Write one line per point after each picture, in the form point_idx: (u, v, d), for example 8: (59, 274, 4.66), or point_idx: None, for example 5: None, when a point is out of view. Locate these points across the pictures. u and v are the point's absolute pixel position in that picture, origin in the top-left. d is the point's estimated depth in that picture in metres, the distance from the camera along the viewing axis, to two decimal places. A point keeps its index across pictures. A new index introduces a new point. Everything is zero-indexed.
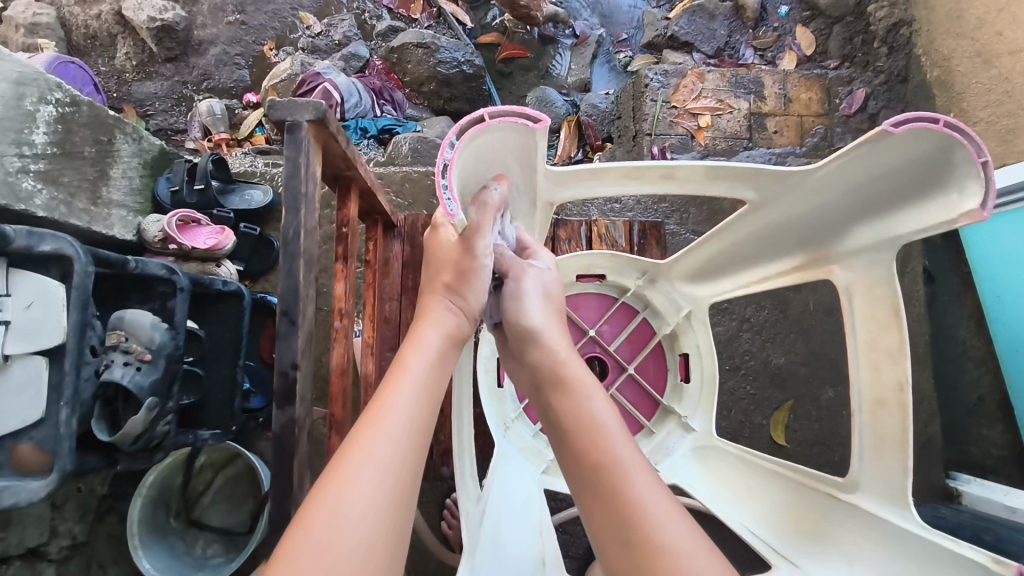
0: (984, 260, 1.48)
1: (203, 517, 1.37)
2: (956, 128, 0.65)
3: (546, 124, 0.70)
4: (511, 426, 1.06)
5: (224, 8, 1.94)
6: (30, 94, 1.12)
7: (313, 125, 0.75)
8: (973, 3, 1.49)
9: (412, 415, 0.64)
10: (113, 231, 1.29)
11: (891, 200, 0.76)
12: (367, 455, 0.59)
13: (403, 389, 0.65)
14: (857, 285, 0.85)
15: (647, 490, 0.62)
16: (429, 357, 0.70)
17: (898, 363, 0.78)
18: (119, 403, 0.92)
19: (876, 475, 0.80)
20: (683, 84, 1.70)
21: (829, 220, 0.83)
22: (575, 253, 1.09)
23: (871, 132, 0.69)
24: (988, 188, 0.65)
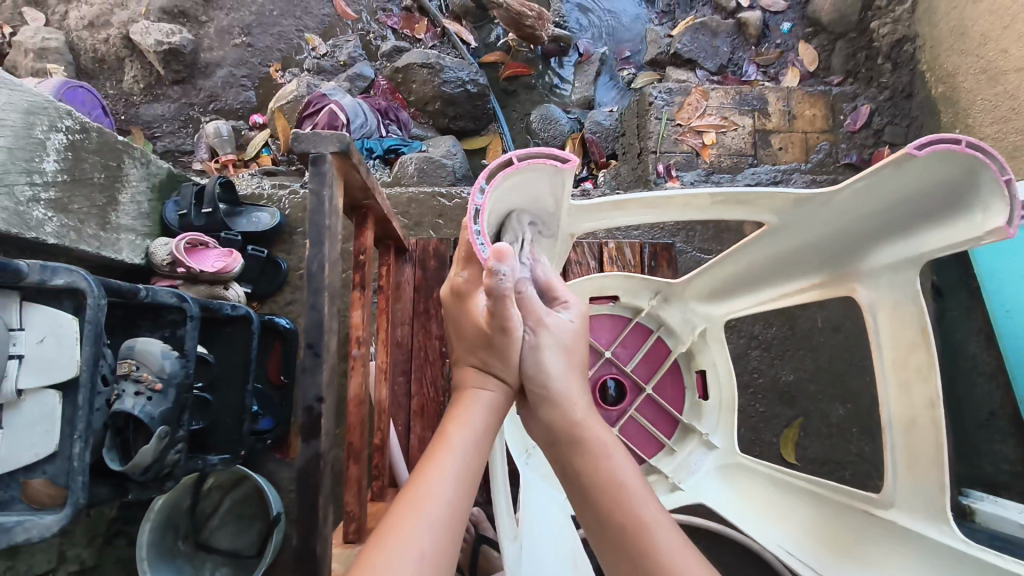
0: (990, 273, 1.50)
1: (212, 540, 1.36)
2: (979, 148, 0.64)
3: (575, 164, 0.71)
4: (533, 452, 1.07)
5: (231, 30, 1.95)
6: (41, 123, 1.13)
7: (335, 156, 0.76)
8: (977, 20, 1.49)
9: (453, 498, 0.62)
10: (122, 255, 1.29)
11: (915, 219, 0.76)
12: (409, 533, 0.57)
13: (446, 470, 0.64)
14: (880, 302, 0.84)
15: (672, 534, 0.63)
16: (471, 437, 0.69)
17: (927, 381, 0.77)
18: (130, 431, 0.92)
19: (910, 491, 0.79)
20: (687, 101, 1.71)
21: (850, 239, 0.83)
22: (586, 276, 1.09)
23: (893, 155, 0.68)
24: (1011, 207, 0.64)
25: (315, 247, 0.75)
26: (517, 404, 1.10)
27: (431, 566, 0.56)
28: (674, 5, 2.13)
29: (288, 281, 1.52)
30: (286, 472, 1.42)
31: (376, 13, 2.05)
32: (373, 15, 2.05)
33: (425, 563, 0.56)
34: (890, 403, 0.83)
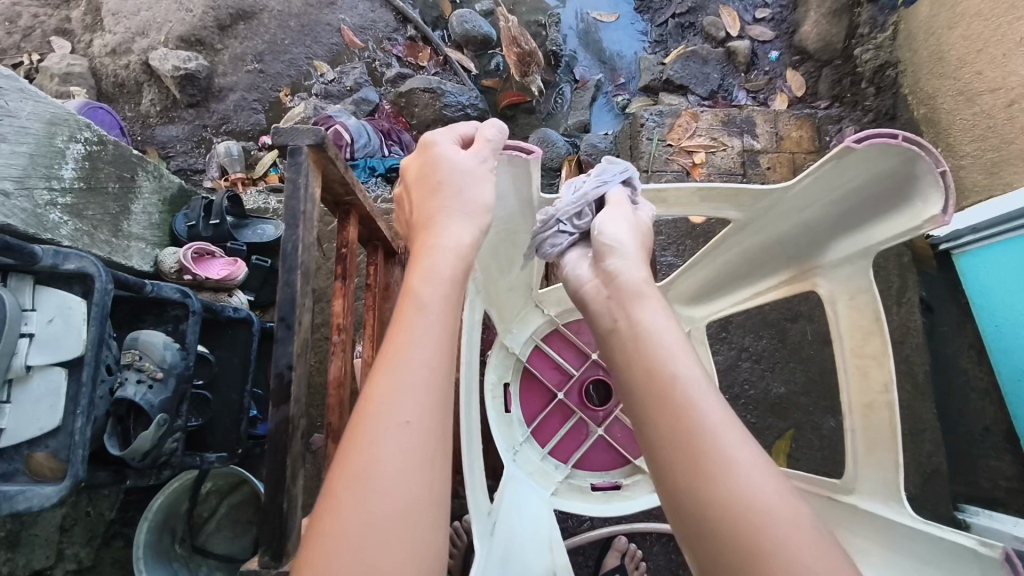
0: (979, 291, 1.51)
1: (208, 544, 1.39)
2: (913, 142, 0.71)
3: (537, 154, 0.85)
4: (521, 449, 1.12)
5: (244, 58, 2.06)
6: (62, 134, 1.21)
7: (316, 150, 0.83)
8: (953, 45, 1.55)
9: (428, 359, 0.63)
10: (131, 261, 1.35)
11: (863, 213, 0.83)
12: (389, 403, 0.60)
13: (415, 332, 0.64)
14: (839, 292, 0.91)
15: (759, 477, 0.57)
16: (439, 291, 0.69)
17: (882, 365, 0.83)
18: (130, 420, 0.97)
19: (870, 475, 0.83)
20: (677, 124, 1.79)
21: (808, 237, 0.91)
22: None
23: (835, 150, 0.74)
24: (947, 197, 0.71)
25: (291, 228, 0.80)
26: (505, 404, 1.17)
27: (415, 434, 0.59)
28: (667, 35, 2.22)
29: None
30: None
31: (381, 42, 2.16)
32: (378, 44, 2.16)
33: (409, 432, 0.59)
34: (850, 390, 0.88)
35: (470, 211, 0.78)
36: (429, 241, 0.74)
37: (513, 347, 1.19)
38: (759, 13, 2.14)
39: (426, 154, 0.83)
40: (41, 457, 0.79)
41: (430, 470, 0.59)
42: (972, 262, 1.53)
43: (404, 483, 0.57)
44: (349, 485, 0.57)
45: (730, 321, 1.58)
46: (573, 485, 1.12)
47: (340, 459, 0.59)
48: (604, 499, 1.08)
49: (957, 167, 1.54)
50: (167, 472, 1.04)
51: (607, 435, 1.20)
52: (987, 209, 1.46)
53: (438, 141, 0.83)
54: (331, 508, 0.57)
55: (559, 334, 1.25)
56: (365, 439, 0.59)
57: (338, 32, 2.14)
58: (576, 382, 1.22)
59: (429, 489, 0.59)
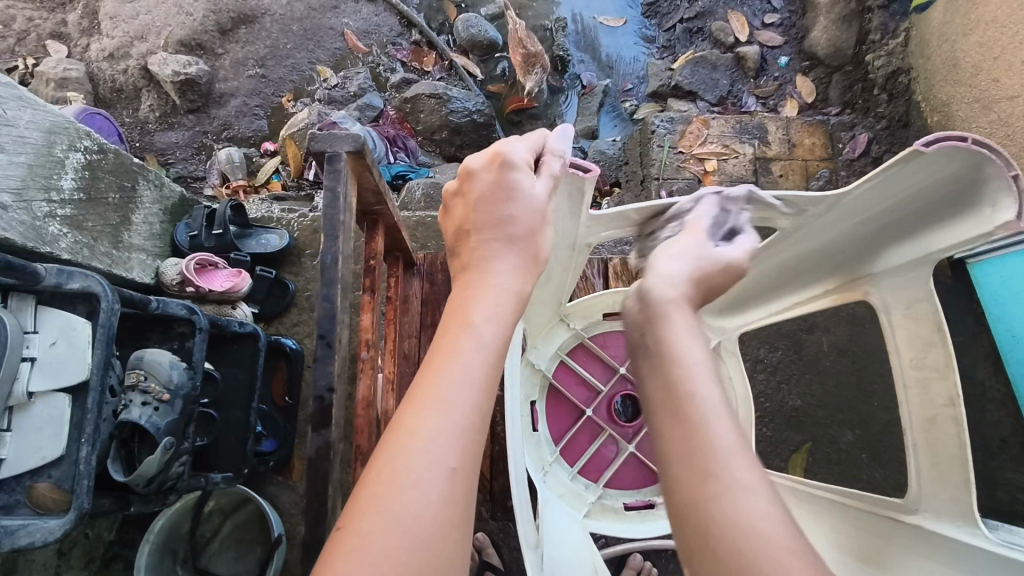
0: (994, 301, 1.48)
1: (211, 566, 1.34)
2: (982, 146, 0.65)
3: (596, 173, 0.76)
4: (549, 470, 1.10)
5: (245, 62, 2.01)
6: (61, 142, 1.16)
7: (352, 156, 0.79)
8: (968, 52, 1.54)
9: (474, 393, 0.55)
10: (132, 273, 1.31)
11: (922, 221, 0.79)
12: (427, 437, 0.52)
13: (466, 359, 0.57)
14: (892, 301, 0.90)
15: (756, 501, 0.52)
16: (495, 324, 0.61)
17: (946, 379, 0.81)
18: (134, 443, 0.93)
19: (934, 493, 0.81)
20: (688, 130, 1.76)
21: (859, 246, 0.89)
22: (596, 292, 1.19)
23: (900, 154, 0.68)
24: (1020, 202, 0.65)
25: (329, 240, 0.76)
26: (533, 422, 1.14)
27: (458, 484, 0.51)
28: (675, 40, 2.19)
29: (295, 302, 1.53)
30: (287, 496, 1.40)
31: (386, 47, 2.12)
32: (383, 49, 2.12)
33: (451, 479, 0.51)
34: (909, 406, 0.87)
35: (526, 234, 0.68)
36: (480, 263, 0.67)
37: (540, 364, 1.16)
38: (767, 18, 2.12)
39: (468, 184, 0.72)
40: (43, 489, 0.74)
41: (463, 519, 0.51)
42: (988, 273, 1.50)
43: (436, 537, 0.49)
44: (370, 529, 0.47)
45: (746, 333, 1.55)
46: (607, 506, 1.10)
47: (362, 493, 0.50)
48: (638, 519, 1.08)
49: None
50: (173, 497, 1.00)
51: (638, 452, 1.17)
52: None
53: (482, 165, 0.72)
54: (343, 549, 0.47)
55: (584, 348, 1.22)
56: (404, 478, 0.50)
57: (341, 36, 2.10)
58: (604, 398, 1.19)
59: (456, 544, 0.50)
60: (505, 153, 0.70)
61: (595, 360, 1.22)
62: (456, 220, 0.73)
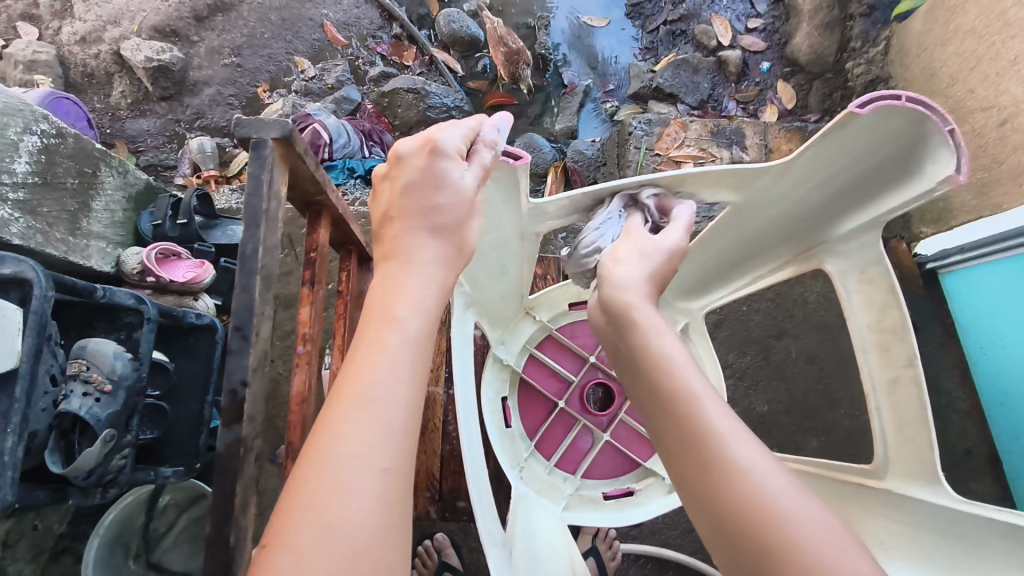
0: (966, 312, 1.48)
1: (164, 561, 1.31)
2: (918, 102, 0.67)
3: (527, 159, 0.77)
4: (524, 465, 1.10)
5: (221, 50, 1.98)
6: (14, 125, 1.14)
7: (276, 141, 0.78)
8: (945, 63, 1.53)
9: (401, 389, 0.55)
10: (91, 261, 1.28)
11: (873, 186, 0.81)
12: (353, 440, 0.52)
13: (392, 353, 0.57)
14: (848, 268, 0.92)
15: (773, 477, 0.54)
16: (418, 314, 0.61)
17: (904, 341, 0.85)
18: (75, 434, 0.90)
19: (900, 459, 0.85)
20: (665, 132, 1.75)
21: (814, 215, 0.91)
22: (561, 282, 1.20)
23: (837, 117, 0.70)
24: (959, 155, 0.67)
25: (250, 228, 0.77)
26: (506, 419, 1.14)
27: (392, 485, 0.52)
28: (658, 42, 2.17)
29: None
30: None
31: (366, 39, 2.10)
32: (362, 41, 2.09)
33: (385, 481, 0.51)
34: (871, 368, 0.90)
35: (456, 226, 0.68)
36: (403, 252, 0.66)
37: (507, 360, 1.17)
38: (750, 23, 2.10)
39: (393, 171, 0.71)
40: None
41: (398, 520, 0.51)
42: (958, 283, 1.49)
43: (373, 543, 0.49)
44: (300, 546, 0.47)
45: (715, 337, 1.54)
46: (584, 496, 1.09)
47: (294, 506, 0.50)
48: (615, 508, 1.07)
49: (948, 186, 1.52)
50: (116, 490, 0.98)
51: (614, 440, 1.17)
52: (975, 230, 1.42)
53: (406, 151, 0.69)
54: (274, 568, 0.46)
55: (552, 339, 1.22)
56: (334, 488, 0.50)
57: (320, 27, 2.07)
58: (576, 388, 1.19)
59: (392, 547, 0.50)
60: (434, 140, 0.69)
61: (563, 350, 1.22)
62: (382, 202, 0.71)
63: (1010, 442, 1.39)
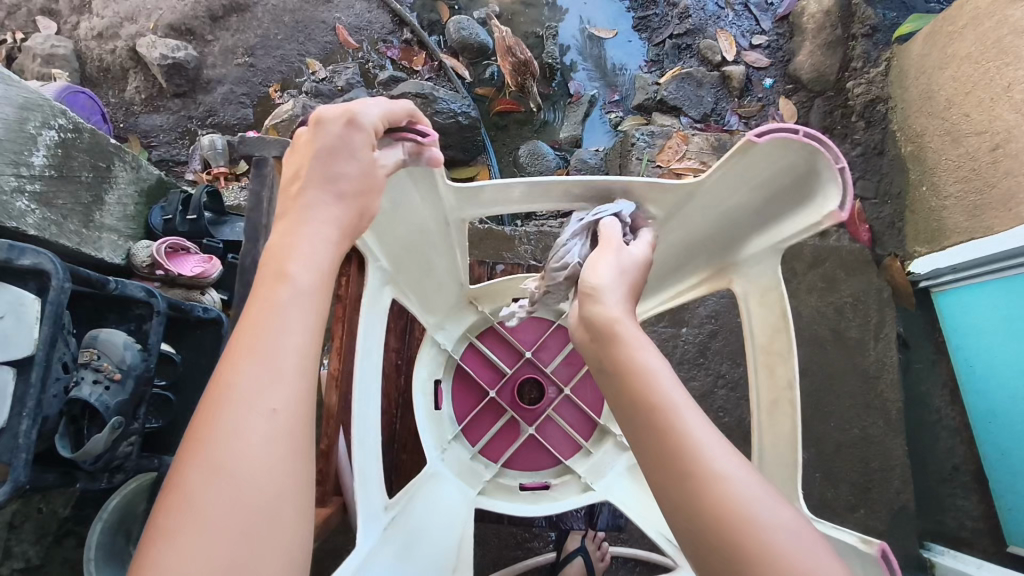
0: (958, 331, 1.51)
1: None
2: (814, 137, 0.74)
3: (435, 139, 0.80)
4: (447, 449, 1.15)
5: (235, 50, 2.03)
6: (34, 119, 1.17)
7: (276, 159, 1.06)
8: (942, 86, 1.57)
9: (293, 339, 0.58)
10: (102, 253, 1.31)
11: (779, 210, 0.86)
12: (246, 390, 0.54)
13: (284, 304, 0.59)
14: (751, 290, 0.96)
15: (755, 490, 0.55)
16: (306, 270, 0.62)
17: (787, 363, 0.88)
18: (84, 421, 0.94)
19: (774, 478, 0.89)
20: (667, 145, 1.80)
21: (728, 234, 0.95)
22: (509, 276, 1.22)
23: (739, 143, 0.76)
24: (844, 191, 0.74)
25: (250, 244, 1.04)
26: (436, 402, 1.19)
27: (283, 423, 0.54)
28: (663, 55, 2.20)
29: None
30: None
31: (376, 43, 2.13)
32: (373, 45, 2.13)
33: (276, 420, 0.54)
34: (757, 391, 0.93)
35: (355, 194, 0.69)
36: (297, 208, 0.67)
37: (446, 345, 1.20)
38: (755, 39, 2.13)
39: (311, 129, 0.71)
40: None
41: (294, 458, 0.55)
42: (952, 301, 1.52)
43: (264, 481, 0.52)
44: (192, 483, 0.51)
45: (710, 347, 1.57)
46: (502, 485, 1.15)
47: (188, 449, 0.53)
48: (530, 500, 1.12)
49: (941, 207, 1.55)
50: (121, 475, 1.01)
51: (539, 435, 1.20)
52: (967, 250, 1.46)
53: (324, 115, 0.71)
54: (174, 499, 0.51)
55: (493, 332, 1.26)
56: (223, 430, 0.53)
57: (332, 30, 2.11)
58: (508, 381, 1.22)
59: (286, 487, 0.54)
60: (355, 112, 0.71)
61: (502, 343, 1.25)
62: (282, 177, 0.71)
63: (996, 459, 1.42)
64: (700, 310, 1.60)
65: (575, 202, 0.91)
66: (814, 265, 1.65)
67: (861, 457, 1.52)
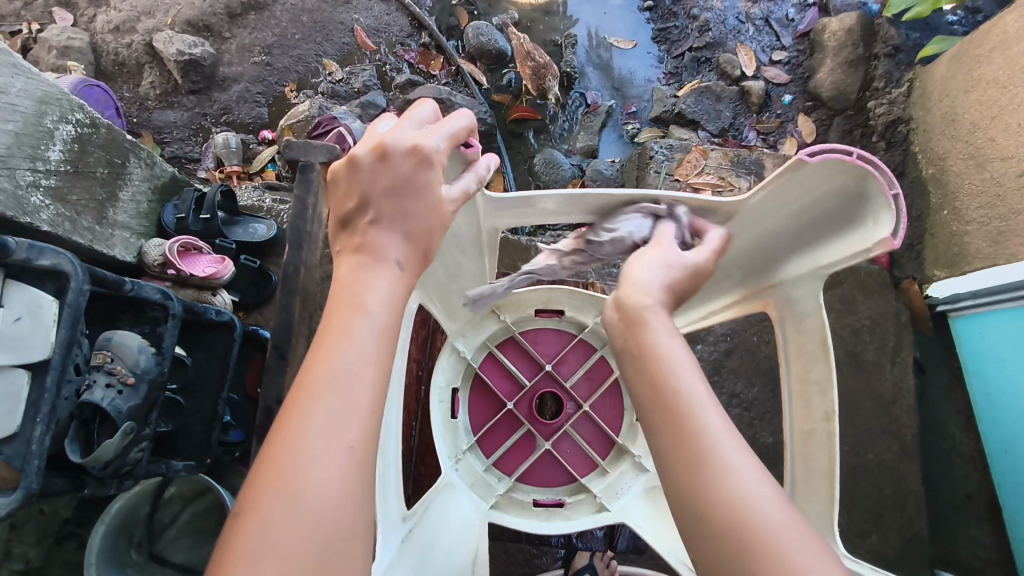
0: (973, 357, 1.49)
1: (165, 553, 1.31)
2: (866, 160, 0.72)
3: (477, 150, 0.77)
4: (462, 458, 1.13)
5: (252, 48, 2.01)
6: (52, 113, 1.15)
7: (321, 165, 1.11)
8: (967, 109, 1.55)
9: (366, 367, 0.56)
10: (114, 251, 1.29)
11: (822, 234, 0.84)
12: (319, 417, 0.53)
13: (359, 333, 0.57)
14: (789, 313, 0.94)
15: (772, 502, 0.51)
16: (376, 307, 0.59)
17: (825, 394, 0.87)
18: (94, 425, 0.91)
19: (806, 506, 0.87)
20: (686, 159, 1.78)
21: (768, 254, 0.93)
22: (534, 286, 1.21)
23: (789, 162, 0.75)
24: (897, 218, 0.71)
25: (293, 251, 1.09)
26: (452, 410, 1.18)
27: (357, 457, 0.54)
28: (682, 67, 2.19)
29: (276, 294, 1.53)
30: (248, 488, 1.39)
31: (394, 46, 2.12)
32: (391, 48, 2.11)
33: (350, 456, 0.53)
34: (794, 417, 0.92)
35: (401, 229, 0.64)
36: (366, 239, 0.63)
37: (465, 353, 1.19)
38: (775, 55, 2.12)
39: (373, 156, 0.64)
40: None
41: (364, 487, 0.54)
42: (969, 327, 1.50)
43: (337, 512, 0.51)
44: (268, 510, 0.50)
45: (726, 366, 1.55)
46: (515, 500, 1.12)
47: (264, 472, 0.52)
48: (544, 516, 1.10)
49: (963, 232, 1.53)
50: (129, 482, 0.99)
51: (555, 450, 1.18)
52: (989, 277, 1.44)
53: (390, 141, 0.65)
54: (247, 526, 0.50)
55: (514, 341, 1.23)
56: (300, 457, 0.52)
57: (350, 31, 2.10)
58: (526, 394, 1.20)
59: (356, 517, 0.53)
60: (424, 143, 0.65)
61: (523, 354, 1.22)
62: (339, 206, 0.67)
63: (1011, 490, 1.40)
64: (716, 328, 1.58)
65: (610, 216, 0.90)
66: (832, 285, 1.63)
67: (875, 482, 1.50)
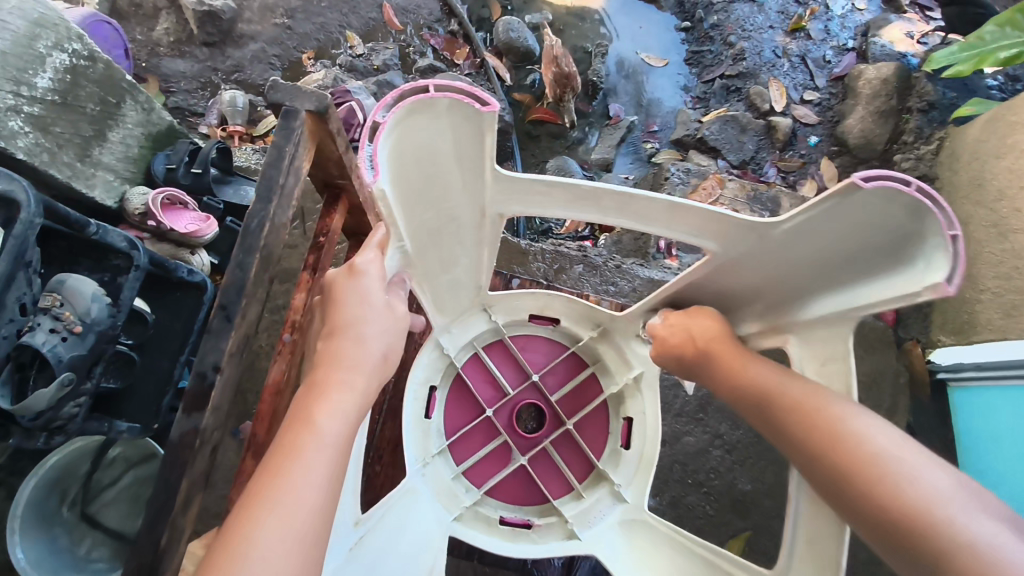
0: (970, 432, 1.40)
1: (100, 515, 1.22)
2: (926, 193, 0.61)
3: (493, 108, 0.69)
4: (430, 462, 1.06)
5: (274, 10, 1.95)
6: (46, 38, 1.10)
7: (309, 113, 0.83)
8: (996, 175, 1.49)
9: (313, 497, 0.61)
10: (93, 192, 1.22)
11: (853, 272, 0.75)
12: (262, 538, 0.57)
13: (309, 461, 0.63)
14: (809, 357, 0.86)
15: (897, 451, 0.63)
16: (341, 425, 0.67)
17: None
18: (31, 371, 0.85)
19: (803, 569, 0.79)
20: (702, 186, 1.73)
21: (790, 286, 0.85)
22: (530, 290, 1.13)
23: (839, 185, 0.66)
24: (954, 262, 0.61)
25: None
26: (427, 409, 1.10)
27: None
28: (710, 93, 2.14)
29: None
30: None
31: (421, 29, 2.06)
32: (417, 30, 2.06)
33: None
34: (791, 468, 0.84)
35: (380, 355, 0.76)
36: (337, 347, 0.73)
37: (448, 350, 1.12)
38: (807, 94, 2.07)
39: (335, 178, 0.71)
40: None
41: None
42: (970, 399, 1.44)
43: None
44: None
45: (712, 402, 1.48)
46: (480, 514, 1.05)
47: None
48: (509, 537, 1.03)
49: (976, 300, 1.48)
50: (62, 437, 0.92)
51: (530, 466, 1.11)
52: (996, 350, 1.38)
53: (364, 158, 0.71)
54: None
55: (502, 345, 1.18)
56: None
57: (378, 7, 2.04)
58: (507, 403, 1.13)
59: None
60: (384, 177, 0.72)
61: (510, 361, 1.17)
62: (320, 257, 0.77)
63: None
64: None
65: (622, 216, 0.82)
66: None
67: None
